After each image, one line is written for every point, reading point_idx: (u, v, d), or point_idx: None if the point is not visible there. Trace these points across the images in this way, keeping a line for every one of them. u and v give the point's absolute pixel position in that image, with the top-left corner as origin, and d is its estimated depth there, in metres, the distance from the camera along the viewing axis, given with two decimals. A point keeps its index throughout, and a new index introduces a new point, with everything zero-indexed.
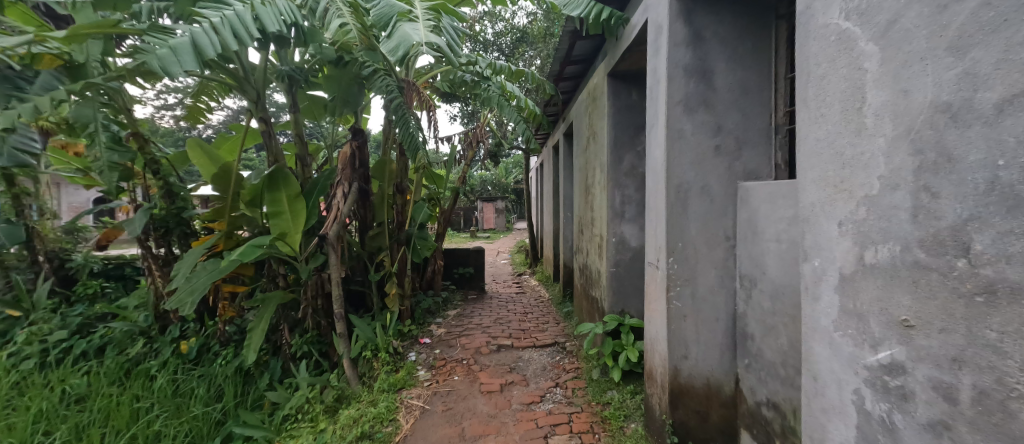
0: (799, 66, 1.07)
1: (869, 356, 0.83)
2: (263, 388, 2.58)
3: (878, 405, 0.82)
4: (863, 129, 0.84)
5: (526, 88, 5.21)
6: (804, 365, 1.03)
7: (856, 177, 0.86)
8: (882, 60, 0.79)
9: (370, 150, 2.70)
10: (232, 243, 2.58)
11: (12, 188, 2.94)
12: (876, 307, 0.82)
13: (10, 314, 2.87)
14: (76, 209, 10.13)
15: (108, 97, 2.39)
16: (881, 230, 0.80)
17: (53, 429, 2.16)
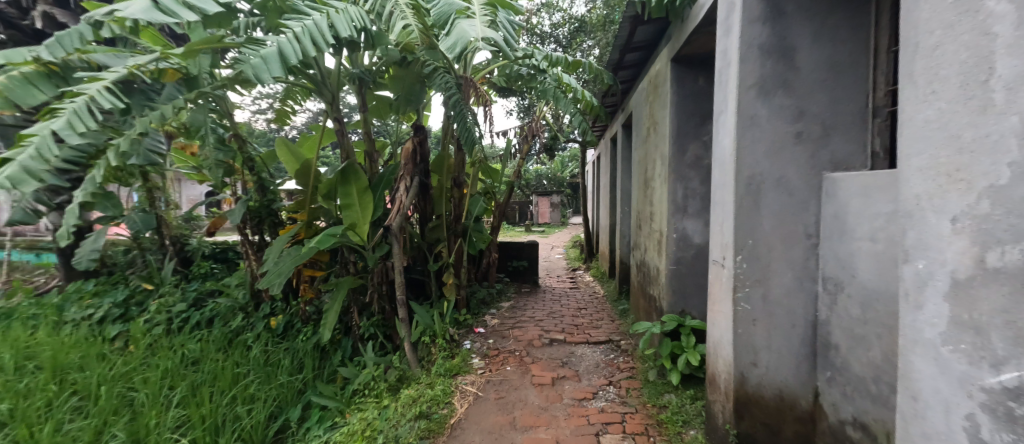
0: (905, 36, 0.93)
1: (988, 376, 0.71)
2: (336, 364, 2.88)
3: (999, 435, 0.70)
4: (989, 107, 0.71)
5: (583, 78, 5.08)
6: (902, 383, 0.90)
7: (977, 164, 0.73)
8: (1019, 22, 0.66)
9: (430, 145, 2.83)
10: (311, 232, 2.80)
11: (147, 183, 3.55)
12: (999, 319, 0.69)
13: (146, 287, 3.49)
14: (193, 202, 11.84)
15: (216, 104, 2.75)
16: (1011, 227, 0.68)
17: (175, 384, 2.56)
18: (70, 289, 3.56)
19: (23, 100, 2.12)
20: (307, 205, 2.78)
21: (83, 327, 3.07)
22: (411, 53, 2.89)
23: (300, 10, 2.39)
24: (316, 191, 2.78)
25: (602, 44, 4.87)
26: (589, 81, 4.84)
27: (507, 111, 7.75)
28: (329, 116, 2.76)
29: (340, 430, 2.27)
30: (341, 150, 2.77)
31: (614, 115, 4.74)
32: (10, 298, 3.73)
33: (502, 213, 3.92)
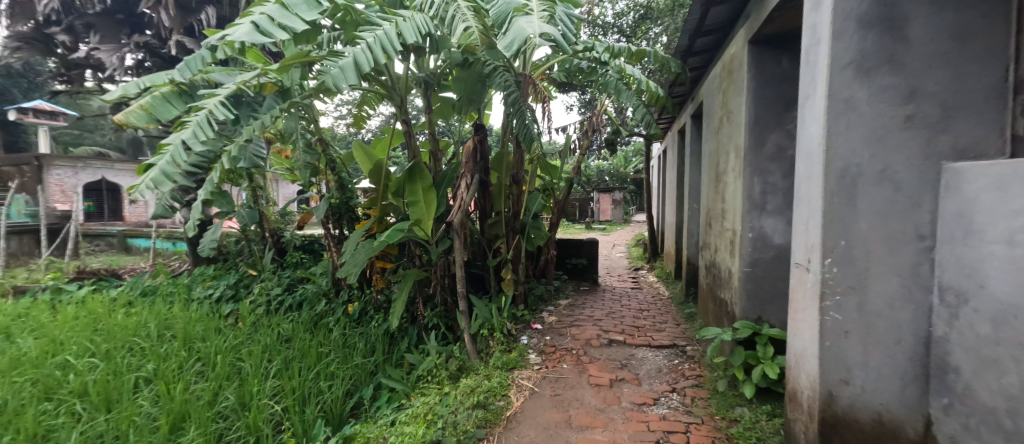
0: None
1: None
2: (403, 350, 3.11)
3: None
4: None
5: (648, 68, 4.84)
6: None
7: None
8: None
9: (490, 143, 2.89)
10: (383, 227, 3.02)
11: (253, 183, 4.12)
12: None
13: (251, 272, 4.09)
14: (289, 200, 13.37)
15: (305, 111, 3.08)
16: None
17: (272, 357, 2.90)
18: (196, 273, 4.35)
19: (162, 115, 2.58)
20: (379, 202, 3.00)
21: (205, 304, 3.65)
22: (472, 54, 2.98)
23: (373, 22, 2.58)
24: (386, 189, 2.99)
25: (670, 31, 4.59)
26: (655, 70, 4.60)
27: (567, 105, 7.62)
28: (399, 119, 2.94)
29: (406, 412, 2.37)
30: (408, 150, 2.94)
31: (682, 106, 4.45)
32: (154, 278, 4.55)
33: (561, 210, 3.89)
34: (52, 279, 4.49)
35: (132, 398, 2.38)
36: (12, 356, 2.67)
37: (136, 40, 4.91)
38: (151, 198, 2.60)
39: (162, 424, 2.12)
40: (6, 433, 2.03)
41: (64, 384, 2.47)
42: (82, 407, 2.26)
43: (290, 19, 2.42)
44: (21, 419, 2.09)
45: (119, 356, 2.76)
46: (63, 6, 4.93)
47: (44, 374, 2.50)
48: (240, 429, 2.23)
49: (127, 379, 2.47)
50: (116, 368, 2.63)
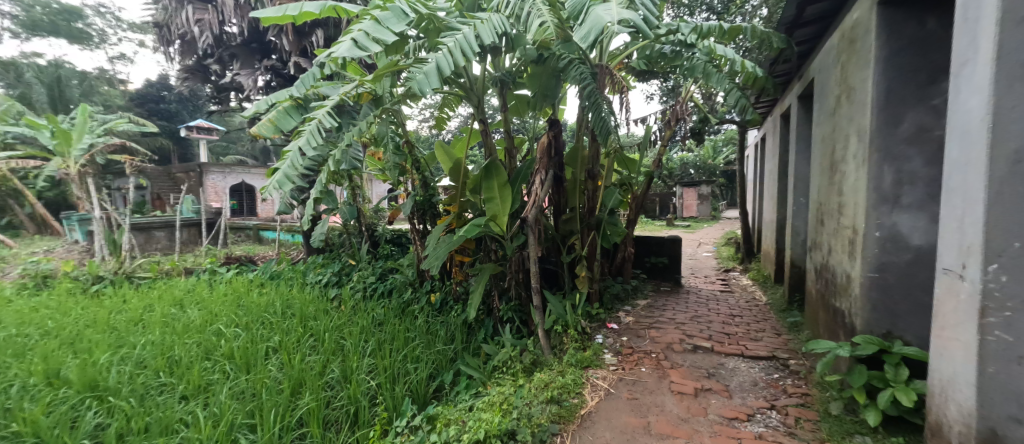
0: None
1: None
2: (480, 340, 3.25)
3: None
4: None
5: (743, 47, 4.36)
6: None
7: None
8: None
9: (565, 138, 2.86)
10: (461, 223, 3.18)
11: (353, 183, 4.63)
12: None
13: (351, 261, 4.70)
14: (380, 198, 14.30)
15: (394, 116, 3.36)
16: None
17: (368, 338, 3.24)
18: (310, 261, 5.06)
19: (283, 126, 3.04)
20: (458, 199, 3.16)
21: (316, 288, 4.23)
22: (547, 49, 2.97)
23: (452, 27, 2.69)
24: (465, 186, 3.13)
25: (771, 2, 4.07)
26: (752, 48, 4.12)
27: (648, 95, 7.21)
28: (476, 119, 3.06)
29: (482, 399, 2.43)
30: (485, 149, 3.04)
31: (787, 86, 3.93)
32: (279, 265, 5.41)
33: (639, 206, 3.72)
34: (209, 263, 5.57)
35: (263, 363, 2.85)
36: (184, 323, 3.38)
37: (265, 64, 5.82)
38: (277, 197, 3.07)
39: (285, 387, 2.49)
40: (180, 384, 2.57)
41: (217, 348, 3.05)
42: (230, 367, 2.79)
43: (381, 33, 2.63)
44: (189, 373, 2.63)
45: (254, 328, 3.33)
46: (216, 40, 6.02)
47: (205, 339, 3.12)
48: (343, 399, 2.52)
49: (260, 348, 2.96)
50: (252, 338, 3.17)
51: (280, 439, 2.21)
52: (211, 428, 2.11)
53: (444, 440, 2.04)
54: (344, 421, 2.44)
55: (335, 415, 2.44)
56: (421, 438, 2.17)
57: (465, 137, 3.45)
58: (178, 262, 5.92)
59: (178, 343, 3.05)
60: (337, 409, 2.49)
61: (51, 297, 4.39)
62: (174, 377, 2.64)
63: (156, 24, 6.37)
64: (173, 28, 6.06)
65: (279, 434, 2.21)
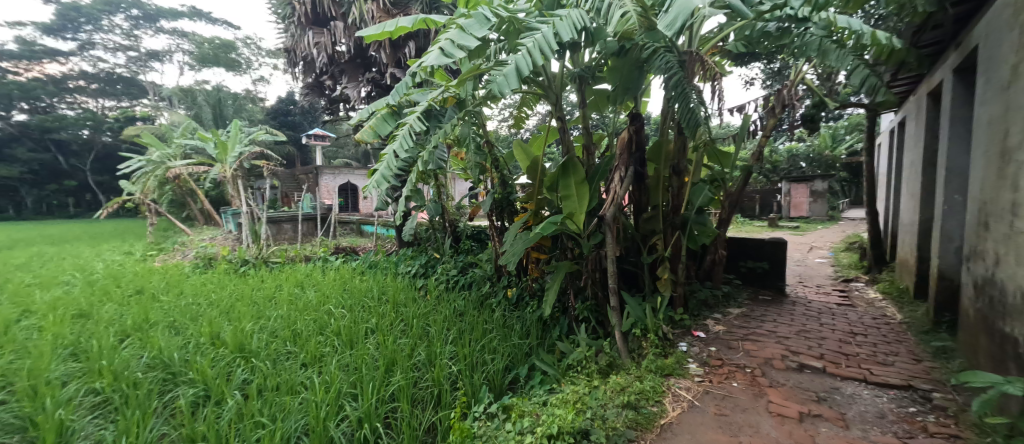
0: None
1: None
2: (555, 338, 3.24)
3: None
4: None
5: (875, 15, 3.68)
6: None
7: None
8: None
9: (648, 133, 2.71)
10: (538, 220, 3.20)
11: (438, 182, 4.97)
12: None
13: (436, 255, 5.07)
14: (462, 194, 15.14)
15: (475, 118, 3.52)
16: None
17: (450, 327, 3.46)
18: (401, 254, 5.57)
19: (382, 131, 3.40)
20: (535, 196, 3.18)
21: (406, 278, 4.65)
22: (630, 39, 2.82)
23: (532, 27, 2.69)
24: (542, 184, 3.16)
25: None
26: (887, 16, 3.46)
27: (747, 80, 6.47)
28: (554, 117, 3.03)
29: (557, 395, 2.40)
30: (563, 145, 3.01)
31: (937, 59, 3.23)
32: (377, 255, 6.04)
33: (734, 204, 3.38)
34: (323, 252, 6.46)
35: (363, 341, 3.21)
36: (304, 302, 3.99)
37: (368, 76, 6.52)
38: (377, 196, 3.44)
39: (381, 365, 2.76)
40: (301, 353, 3.00)
41: (329, 325, 3.53)
42: (336, 342, 3.19)
43: (466, 39, 2.75)
44: (308, 345, 3.08)
45: (356, 310, 3.78)
46: (330, 59, 6.91)
47: (319, 317, 3.64)
48: (428, 381, 2.70)
49: (361, 328, 3.35)
50: (354, 319, 3.59)
51: (376, 409, 2.45)
52: (324, 393, 2.42)
53: (518, 430, 2.04)
54: (429, 401, 2.60)
55: (422, 395, 2.62)
56: (498, 425, 2.19)
57: (543, 135, 3.47)
58: (300, 250, 6.98)
59: (299, 319, 3.59)
60: (423, 389, 2.67)
61: (212, 275, 5.48)
62: (297, 347, 3.11)
63: (287, 49, 7.50)
64: (298, 52, 7.09)
65: (376, 405, 2.44)
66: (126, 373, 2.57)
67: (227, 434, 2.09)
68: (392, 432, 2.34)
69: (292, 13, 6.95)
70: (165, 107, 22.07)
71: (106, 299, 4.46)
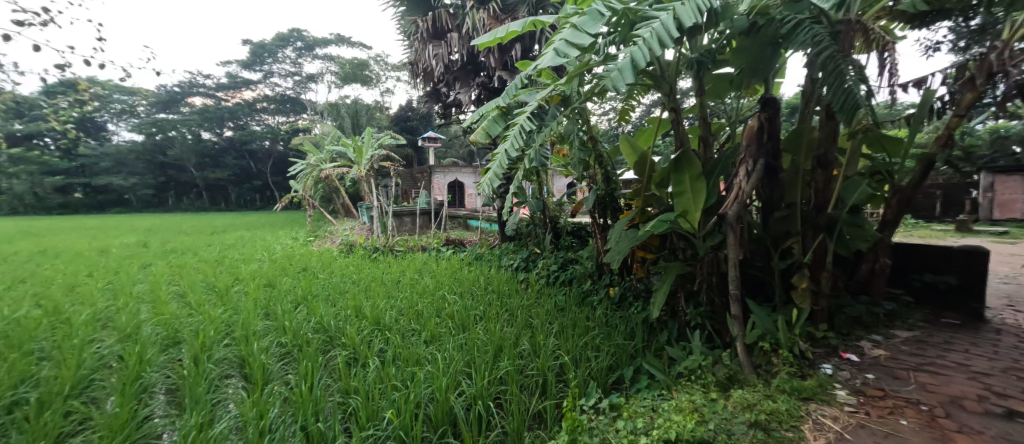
0: None
1: None
2: (663, 342, 2.91)
3: None
4: None
5: None
6: None
7: None
8: None
9: (783, 119, 2.41)
10: (645, 217, 2.97)
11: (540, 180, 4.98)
12: None
13: (536, 251, 5.13)
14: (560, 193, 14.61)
15: (580, 114, 3.44)
16: None
17: (552, 321, 3.45)
18: (503, 248, 5.76)
19: (492, 132, 3.57)
20: (642, 193, 2.99)
21: (508, 271, 4.79)
22: (765, 14, 2.45)
23: (649, 16, 2.48)
24: (651, 180, 2.94)
25: None
26: None
27: None
28: (667, 107, 2.78)
29: (669, 402, 2.13)
30: (675, 137, 2.77)
31: None
32: (481, 248, 6.35)
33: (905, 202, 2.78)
34: (435, 243, 7.01)
35: (474, 326, 3.38)
36: (423, 287, 4.40)
37: (478, 81, 6.83)
38: (489, 194, 3.58)
39: (491, 349, 2.87)
40: (424, 331, 3.30)
41: (444, 308, 3.80)
42: (448, 325, 3.39)
43: (580, 37, 2.67)
44: (429, 324, 3.36)
45: (466, 298, 4.01)
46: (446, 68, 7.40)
47: (437, 300, 3.98)
48: (534, 369, 2.70)
49: (471, 314, 3.54)
50: (465, 306, 3.81)
51: (488, 388, 2.55)
52: (443, 370, 2.60)
53: (630, 430, 1.93)
54: (535, 390, 2.59)
55: (529, 381, 2.63)
56: (609, 422, 2.07)
57: (651, 128, 3.24)
58: (417, 240, 7.70)
59: (420, 302, 3.95)
60: (530, 377, 2.68)
61: (351, 259, 6.39)
62: (419, 326, 3.41)
63: (409, 62, 8.23)
64: (418, 64, 7.74)
65: (488, 384, 2.55)
66: (301, 332, 3.28)
67: (373, 391, 2.43)
68: (503, 411, 2.40)
69: (415, 30, 7.61)
70: (312, 120, 26.15)
71: (284, 273, 5.58)
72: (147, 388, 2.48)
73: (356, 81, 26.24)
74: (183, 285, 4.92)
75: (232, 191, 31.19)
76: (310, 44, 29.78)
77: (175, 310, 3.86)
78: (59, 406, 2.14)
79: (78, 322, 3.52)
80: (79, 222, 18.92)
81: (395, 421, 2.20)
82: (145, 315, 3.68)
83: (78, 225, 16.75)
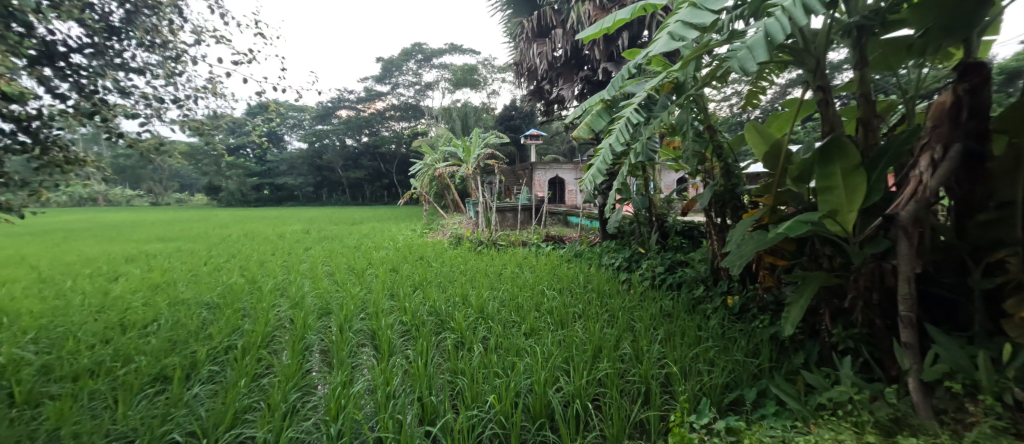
0: None
1: None
2: (797, 364, 2.47)
3: None
4: None
5: None
6: None
7: None
8: None
9: (996, 92, 1.83)
10: (777, 217, 2.55)
11: (646, 174, 4.69)
12: None
13: (641, 250, 4.84)
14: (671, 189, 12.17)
15: (695, 101, 3.12)
16: None
17: (657, 326, 3.19)
18: (605, 246, 5.57)
19: (596, 127, 3.46)
20: (773, 189, 2.53)
21: (610, 270, 4.62)
22: None
23: None
24: (786, 173, 2.51)
25: None
26: None
27: None
28: (811, 87, 2.32)
29: (806, 436, 1.78)
30: (823, 122, 2.33)
31: None
32: (582, 245, 6.23)
33: None
34: (536, 238, 7.10)
35: (573, 324, 3.31)
36: (523, 280, 4.48)
37: (581, 75, 6.69)
38: (592, 189, 3.49)
39: (589, 349, 2.76)
40: (523, 323, 3.32)
41: (543, 303, 3.79)
42: (547, 320, 3.38)
43: (700, 16, 2.40)
44: (528, 317, 3.38)
45: (565, 294, 3.96)
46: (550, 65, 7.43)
47: (537, 295, 4.00)
48: (636, 376, 2.51)
49: (570, 312, 3.46)
50: (564, 302, 3.75)
51: (586, 388, 2.45)
52: (541, 364, 2.60)
53: None
54: (637, 397, 2.41)
55: (629, 387, 2.45)
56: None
57: (789, 112, 2.82)
58: (519, 235, 7.90)
59: (520, 294, 4.00)
60: (631, 383, 2.50)
61: (460, 250, 6.84)
62: (519, 318, 3.45)
63: (515, 63, 8.42)
64: (523, 64, 7.91)
65: (586, 384, 2.45)
66: (417, 314, 3.62)
67: (477, 374, 2.54)
68: (602, 414, 2.28)
69: (521, 31, 7.76)
70: (426, 122, 28.54)
71: (404, 260, 6.18)
72: (309, 346, 3.18)
73: (465, 85, 27.90)
74: (330, 268, 5.80)
75: (363, 187, 35.74)
76: (425, 53, 32.43)
77: (327, 288, 4.61)
78: (256, 352, 2.92)
79: (266, 289, 4.44)
80: (257, 211, 23.63)
81: (497, 406, 2.25)
82: (307, 291, 4.46)
83: (256, 215, 20.88)
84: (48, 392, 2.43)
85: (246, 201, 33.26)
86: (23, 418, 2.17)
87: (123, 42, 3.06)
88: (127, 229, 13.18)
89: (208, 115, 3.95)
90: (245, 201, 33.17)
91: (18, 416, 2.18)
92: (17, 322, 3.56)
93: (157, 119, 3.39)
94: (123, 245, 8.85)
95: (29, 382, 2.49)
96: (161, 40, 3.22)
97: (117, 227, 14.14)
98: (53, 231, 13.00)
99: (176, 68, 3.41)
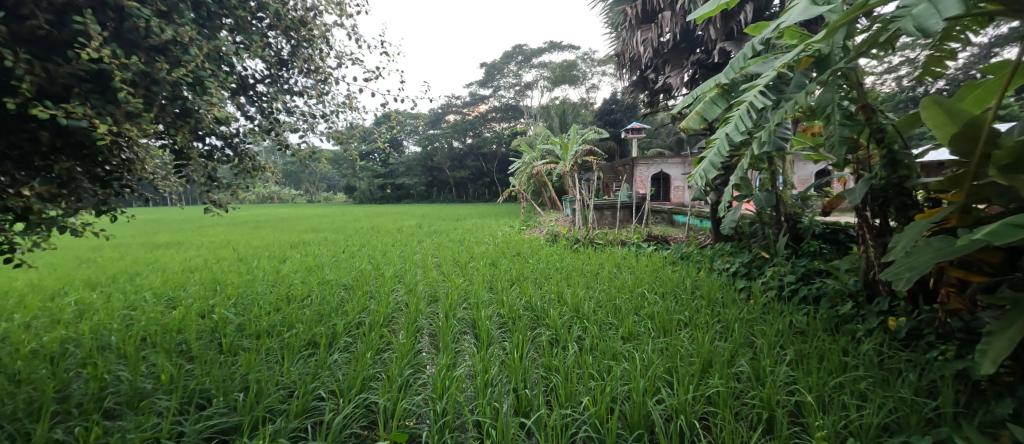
0: None
1: None
2: (1000, 414, 1.88)
3: None
4: None
5: None
6: None
7: None
8: None
9: None
10: (970, 219, 2.04)
11: (773, 167, 4.08)
12: None
13: (764, 255, 4.24)
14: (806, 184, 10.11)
15: (846, 77, 2.60)
16: None
17: (785, 345, 2.74)
18: (717, 248, 5.03)
19: (709, 116, 3.07)
20: (968, 184, 1.99)
21: (724, 276, 4.14)
22: None
23: None
24: (988, 162, 1.94)
25: None
26: None
27: None
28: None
29: None
30: None
31: None
32: (690, 246, 5.71)
33: None
34: (636, 238, 6.72)
35: (678, 331, 3.03)
36: (624, 280, 4.26)
37: (692, 59, 6.10)
38: (702, 185, 3.12)
39: (697, 363, 2.47)
40: (621, 326, 3.13)
41: (644, 307, 3.53)
42: (651, 326, 3.15)
43: None
44: (628, 320, 3.18)
45: (670, 299, 3.65)
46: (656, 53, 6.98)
47: (637, 297, 3.77)
48: (756, 399, 2.17)
49: (675, 318, 3.17)
50: (667, 308, 3.45)
51: (693, 404, 2.19)
52: (642, 372, 2.41)
53: None
54: (757, 424, 2.07)
55: (747, 412, 2.12)
56: None
57: (993, 80, 2.18)
58: (618, 233, 7.57)
59: (620, 295, 3.80)
60: (748, 406, 2.17)
61: (557, 247, 6.80)
62: (618, 320, 3.26)
63: (617, 53, 8.03)
64: (625, 54, 7.54)
65: (693, 399, 2.20)
66: (515, 307, 3.67)
67: (573, 373, 2.46)
68: (712, 435, 2.01)
69: (624, 19, 7.37)
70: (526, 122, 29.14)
71: (503, 255, 6.35)
72: (420, 329, 3.43)
73: (563, 81, 27.69)
74: (437, 260, 6.23)
75: (466, 185, 37.86)
76: (524, 54, 33.03)
77: (435, 278, 4.94)
78: (379, 330, 3.22)
79: (387, 276, 4.92)
80: (379, 207, 26.61)
81: (592, 408, 2.14)
82: (417, 280, 4.83)
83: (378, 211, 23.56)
84: (241, 345, 3.01)
85: (370, 198, 37.70)
86: (225, 362, 2.71)
87: (290, 71, 3.59)
88: (283, 222, 15.91)
89: (345, 126, 4.49)
90: (369, 198, 37.62)
91: (222, 360, 2.73)
92: (223, 291, 4.51)
93: (310, 132, 3.93)
94: (285, 234, 10.69)
95: (231, 336, 3.11)
96: (315, 67, 3.61)
97: (277, 219, 17.18)
98: (238, 222, 16.30)
99: (325, 87, 3.86)
